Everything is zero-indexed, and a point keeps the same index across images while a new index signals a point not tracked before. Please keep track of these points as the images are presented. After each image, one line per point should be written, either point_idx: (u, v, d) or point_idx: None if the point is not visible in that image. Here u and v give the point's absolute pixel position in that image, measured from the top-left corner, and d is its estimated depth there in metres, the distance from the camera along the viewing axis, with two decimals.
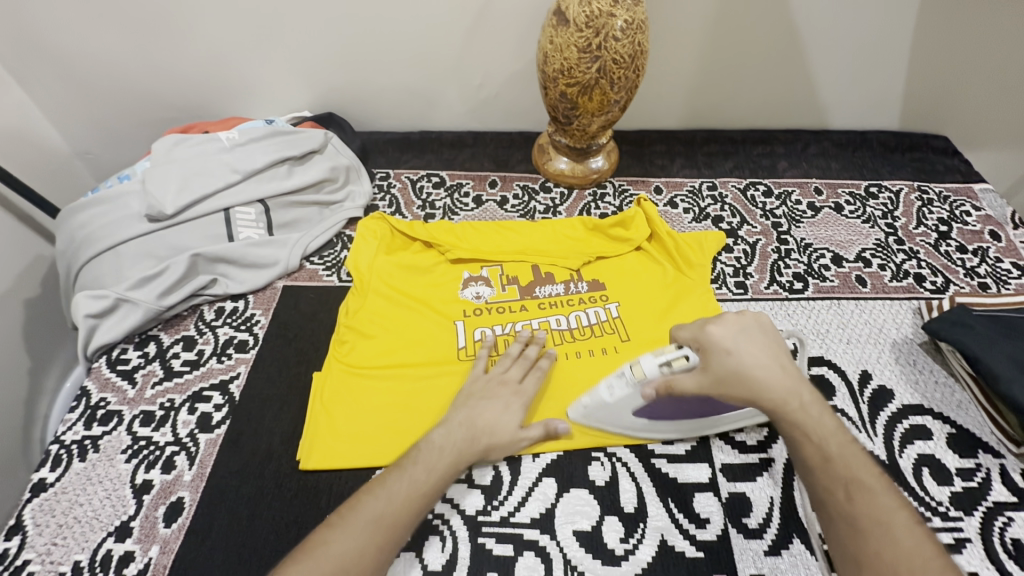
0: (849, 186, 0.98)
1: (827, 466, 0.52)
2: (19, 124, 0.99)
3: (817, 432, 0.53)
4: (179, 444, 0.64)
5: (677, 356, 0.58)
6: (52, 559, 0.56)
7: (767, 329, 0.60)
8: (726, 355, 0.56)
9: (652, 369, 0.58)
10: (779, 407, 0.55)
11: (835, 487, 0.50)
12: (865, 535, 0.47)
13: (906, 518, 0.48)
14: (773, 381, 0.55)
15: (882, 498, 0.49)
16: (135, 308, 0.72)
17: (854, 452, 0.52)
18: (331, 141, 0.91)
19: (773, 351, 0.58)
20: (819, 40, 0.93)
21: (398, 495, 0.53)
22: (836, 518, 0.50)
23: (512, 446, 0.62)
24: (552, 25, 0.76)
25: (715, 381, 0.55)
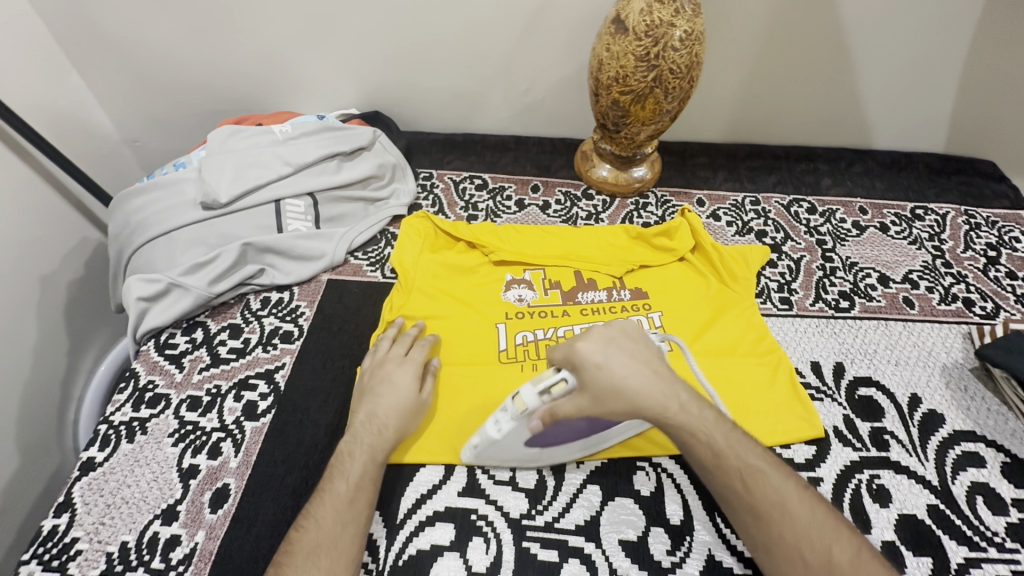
0: (895, 207, 0.97)
1: (719, 462, 0.53)
2: (75, 110, 1.01)
3: (703, 430, 0.54)
4: (225, 430, 0.65)
5: (554, 382, 0.52)
6: (100, 538, 0.57)
7: (634, 333, 0.57)
8: (597, 370, 0.53)
9: (531, 401, 0.52)
10: (660, 414, 0.54)
11: (732, 480, 0.52)
12: (769, 522, 0.50)
13: (795, 488, 0.52)
14: (650, 389, 0.54)
15: (771, 477, 0.52)
16: (186, 293, 0.73)
17: (738, 436, 0.54)
18: (379, 138, 0.92)
19: (643, 360, 0.55)
20: (871, 58, 0.93)
21: (328, 518, 0.52)
22: (742, 511, 0.52)
23: (418, 411, 0.63)
24: (609, 33, 0.76)
25: (592, 399, 0.52)
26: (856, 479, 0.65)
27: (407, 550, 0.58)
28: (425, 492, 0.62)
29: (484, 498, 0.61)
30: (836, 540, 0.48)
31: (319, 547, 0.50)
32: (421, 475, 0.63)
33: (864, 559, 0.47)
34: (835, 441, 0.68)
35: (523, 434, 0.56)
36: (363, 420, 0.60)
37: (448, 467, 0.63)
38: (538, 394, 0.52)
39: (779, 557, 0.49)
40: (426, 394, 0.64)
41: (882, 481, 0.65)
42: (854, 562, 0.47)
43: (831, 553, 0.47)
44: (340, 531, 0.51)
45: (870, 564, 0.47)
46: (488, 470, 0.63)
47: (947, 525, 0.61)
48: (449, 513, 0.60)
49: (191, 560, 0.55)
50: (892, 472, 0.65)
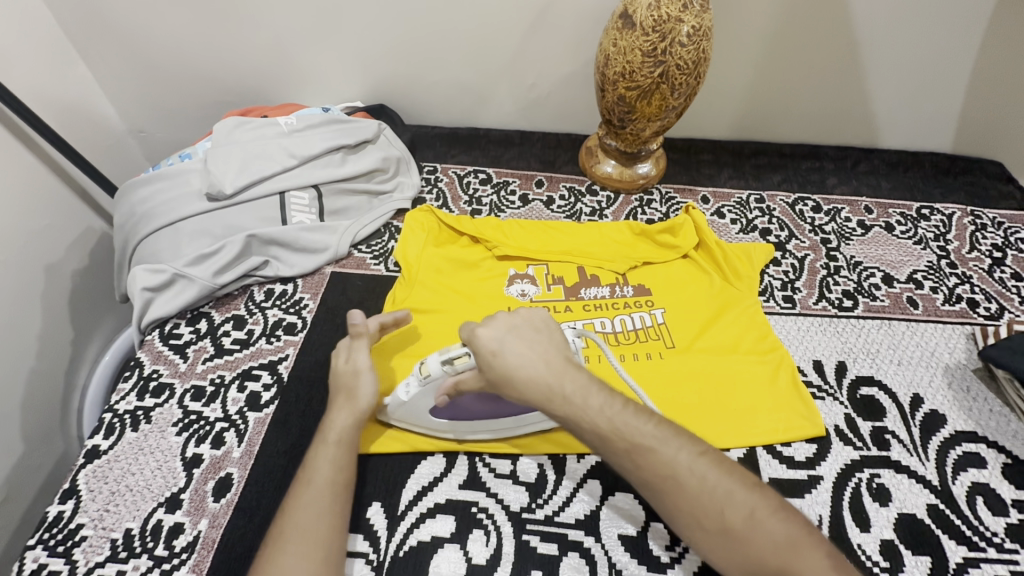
0: (901, 207, 0.96)
1: (606, 445, 0.51)
2: (82, 100, 1.01)
3: (586, 415, 0.51)
4: (228, 421, 0.65)
5: (458, 354, 0.56)
6: (104, 525, 0.57)
7: (541, 326, 0.58)
8: (494, 357, 0.54)
9: (435, 368, 0.56)
10: (546, 407, 0.52)
11: (622, 461, 0.50)
12: (665, 495, 0.49)
13: (688, 455, 0.50)
14: (540, 379, 0.53)
15: (661, 450, 0.49)
16: (191, 284, 0.73)
17: (623, 411, 0.52)
18: (385, 131, 0.92)
19: (541, 346, 0.55)
20: (879, 56, 0.92)
21: (310, 504, 0.51)
22: (640, 487, 0.50)
23: (363, 382, 0.61)
24: (617, 28, 0.76)
25: (492, 382, 0.54)
26: (857, 477, 0.65)
27: (408, 541, 0.58)
28: (426, 484, 0.62)
29: (485, 491, 0.62)
30: (729, 502, 0.47)
31: (300, 533, 0.50)
32: (422, 467, 0.63)
33: (759, 516, 0.46)
34: (836, 440, 0.68)
35: (429, 400, 0.60)
36: (337, 402, 0.60)
37: (449, 460, 0.64)
38: (441, 364, 0.56)
39: (681, 524, 0.48)
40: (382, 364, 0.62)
41: (882, 480, 0.65)
42: (748, 521, 0.46)
43: (724, 516, 0.47)
44: (320, 519, 0.51)
45: (767, 523, 0.46)
46: (489, 463, 0.64)
47: (946, 525, 0.61)
48: (449, 505, 0.61)
49: (194, 548, 0.56)
50: (892, 471, 0.65)
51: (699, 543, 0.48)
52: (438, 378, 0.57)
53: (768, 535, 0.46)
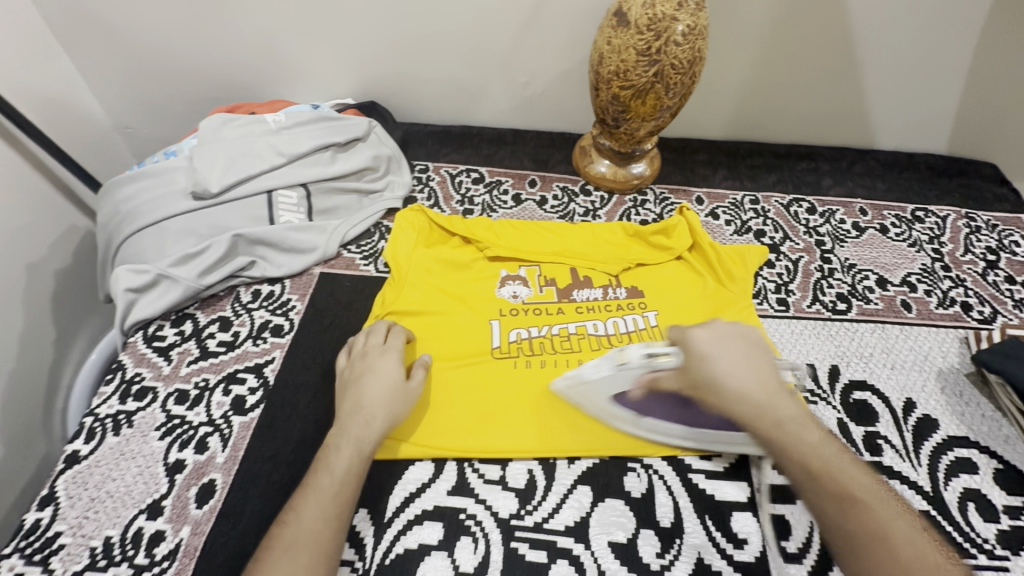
0: (895, 209, 0.96)
1: (813, 481, 0.48)
2: (66, 95, 0.99)
3: (797, 445, 0.51)
4: (212, 425, 0.64)
5: (663, 351, 0.61)
6: (83, 533, 0.56)
7: (754, 346, 0.59)
8: (704, 360, 0.57)
9: (636, 358, 0.61)
10: (752, 421, 0.53)
11: (824, 504, 0.47)
12: (868, 555, 0.44)
13: (904, 523, 0.45)
14: (750, 391, 0.54)
15: (878, 508, 0.46)
16: (175, 285, 0.72)
17: (840, 456, 0.50)
18: (375, 129, 0.90)
19: (757, 364, 0.56)
20: (876, 58, 0.91)
21: (310, 511, 0.51)
22: (836, 540, 0.46)
23: (406, 399, 0.62)
24: (611, 26, 0.74)
25: (693, 382, 0.57)
26: None
27: (394, 549, 0.57)
28: (414, 491, 0.61)
29: (473, 497, 0.61)
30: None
31: (298, 542, 0.49)
32: (410, 472, 0.62)
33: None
34: None
35: (620, 388, 0.63)
36: (364, 409, 0.59)
37: (438, 465, 0.63)
38: (644, 356, 0.61)
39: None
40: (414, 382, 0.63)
41: None
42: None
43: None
44: (322, 527, 0.51)
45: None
46: (478, 469, 0.63)
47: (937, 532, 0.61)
48: (437, 512, 0.60)
49: (175, 556, 0.55)
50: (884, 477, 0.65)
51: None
52: (636, 368, 0.61)
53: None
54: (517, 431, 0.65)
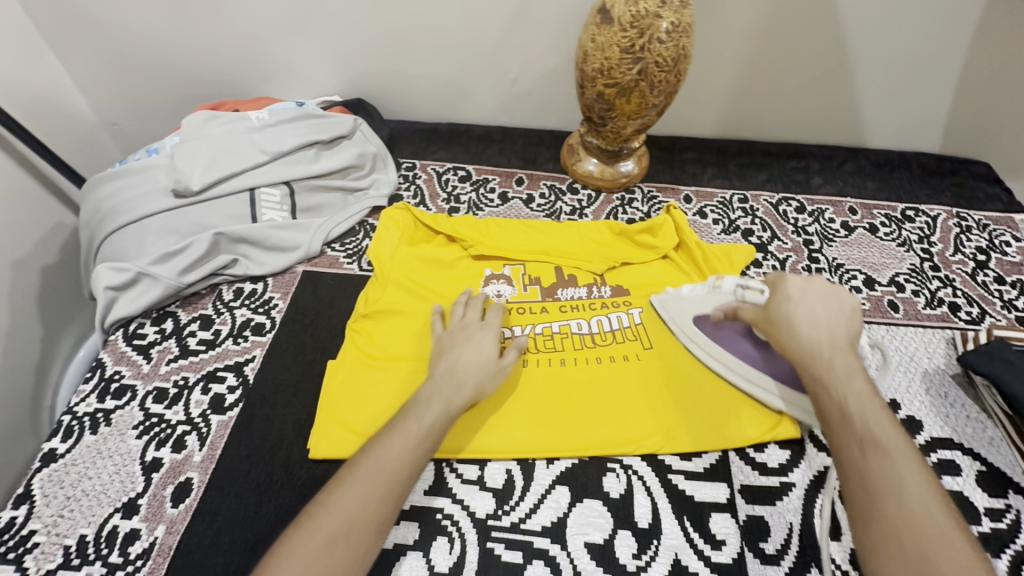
0: (885, 208, 0.95)
1: (844, 422, 0.51)
2: (51, 91, 0.98)
3: (841, 391, 0.53)
4: (190, 424, 0.64)
5: (754, 287, 0.68)
6: (58, 531, 0.56)
7: (849, 308, 0.60)
8: (787, 302, 0.61)
9: (729, 284, 0.70)
10: (808, 361, 0.56)
11: (850, 445, 0.50)
12: (875, 498, 0.46)
13: (925, 485, 0.46)
14: (819, 336, 0.57)
15: (897, 461, 0.47)
16: (156, 283, 0.72)
17: (879, 412, 0.51)
18: (360, 126, 0.90)
19: (834, 318, 0.59)
20: (867, 55, 0.90)
21: (394, 449, 0.51)
22: (847, 477, 0.49)
23: (497, 374, 0.62)
24: (595, 23, 0.74)
25: (768, 319, 0.62)
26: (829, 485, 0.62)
27: None
28: None
29: (451, 497, 0.61)
30: (946, 548, 0.42)
31: (378, 474, 0.50)
32: None
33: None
34: (810, 445, 0.65)
35: (707, 310, 0.71)
36: (464, 374, 0.60)
37: None
38: (737, 285, 0.69)
39: (872, 535, 0.45)
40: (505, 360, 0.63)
41: None
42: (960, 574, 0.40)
43: (933, 555, 0.42)
44: (401, 465, 0.51)
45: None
46: (457, 469, 0.63)
47: None
48: (413, 512, 0.60)
49: (149, 555, 0.55)
50: None
51: (881, 564, 0.44)
52: (726, 294, 0.71)
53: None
54: (497, 431, 0.64)
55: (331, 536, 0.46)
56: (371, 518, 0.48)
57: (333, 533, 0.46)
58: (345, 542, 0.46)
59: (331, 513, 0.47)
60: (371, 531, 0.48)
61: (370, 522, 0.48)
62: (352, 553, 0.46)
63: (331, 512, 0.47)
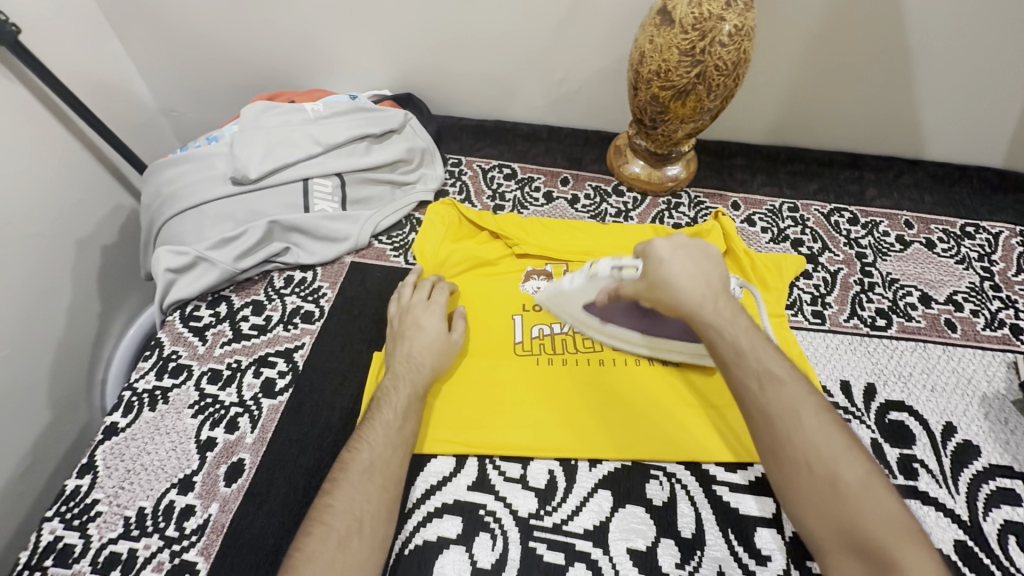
0: (944, 223, 0.92)
1: (739, 360, 0.52)
2: (116, 77, 1.02)
3: (730, 331, 0.54)
4: (243, 406, 0.65)
5: (629, 264, 0.63)
6: (119, 502, 0.58)
7: (711, 254, 0.61)
8: (659, 264, 0.59)
9: (605, 271, 0.64)
10: (696, 310, 0.55)
11: (749, 379, 0.51)
12: (775, 426, 0.48)
13: (816, 406, 0.49)
14: (694, 290, 0.56)
15: (791, 388, 0.49)
16: (212, 267, 0.74)
17: (764, 344, 0.53)
18: (410, 121, 0.91)
19: (705, 269, 0.58)
20: (933, 65, 0.87)
21: (380, 440, 0.55)
22: (754, 413, 0.50)
23: (450, 350, 0.66)
24: (654, 24, 0.73)
25: (649, 285, 0.60)
26: None
27: (413, 540, 0.58)
28: (434, 484, 0.62)
29: (493, 493, 0.61)
30: (847, 463, 0.46)
31: (372, 466, 0.53)
32: (432, 465, 0.63)
33: (874, 485, 0.45)
34: None
35: (589, 296, 0.68)
36: (417, 352, 0.64)
37: (459, 460, 0.63)
38: (613, 267, 0.64)
39: (781, 460, 0.48)
40: (455, 334, 0.67)
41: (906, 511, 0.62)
42: (861, 486, 0.45)
43: (838, 470, 0.46)
44: (389, 453, 0.55)
45: (880, 494, 0.44)
46: (500, 466, 0.63)
47: (971, 561, 0.59)
48: (457, 506, 0.60)
49: (204, 531, 0.57)
50: (918, 502, 0.63)
51: (798, 487, 0.47)
52: (604, 280, 0.65)
53: (879, 507, 0.44)
54: (543, 430, 0.65)
55: (343, 535, 0.49)
56: (378, 507, 0.52)
57: (345, 530, 0.49)
58: (358, 535, 0.50)
59: (339, 513, 0.50)
60: (383, 519, 0.52)
61: (378, 512, 0.52)
62: (369, 542, 0.50)
63: (336, 514, 0.50)
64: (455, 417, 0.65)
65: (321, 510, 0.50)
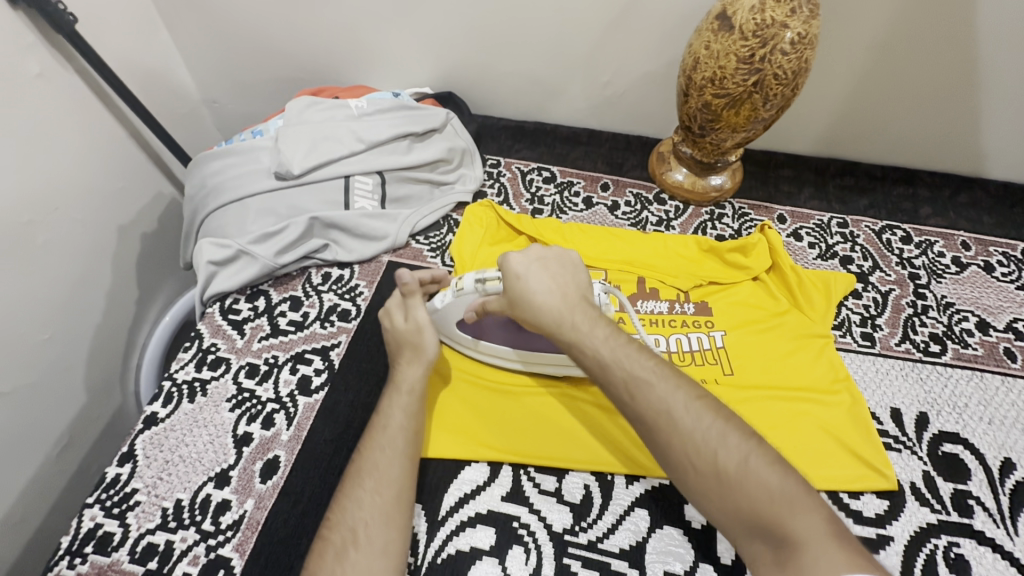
0: (1004, 246, 0.87)
1: (604, 372, 0.51)
2: (163, 68, 1.03)
3: (592, 343, 0.53)
4: (279, 402, 0.65)
5: (491, 276, 0.60)
6: (157, 493, 0.59)
7: (568, 263, 0.59)
8: (517, 281, 0.57)
9: (468, 284, 0.61)
10: (556, 329, 0.55)
11: (619, 392, 0.50)
12: (655, 433, 0.48)
13: (684, 395, 0.48)
14: (552, 305, 0.55)
15: (657, 385, 0.49)
16: (253, 262, 0.74)
17: (627, 346, 0.52)
18: (451, 121, 0.90)
19: (563, 280, 0.57)
20: (1001, 80, 0.82)
21: (370, 448, 0.54)
22: (633, 423, 0.50)
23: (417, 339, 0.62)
24: (711, 29, 0.70)
25: (511, 304, 0.58)
26: (932, 544, 0.60)
27: (446, 549, 0.57)
28: (468, 492, 0.61)
29: (528, 506, 0.60)
30: (724, 445, 0.45)
31: (362, 473, 0.52)
32: (465, 473, 0.62)
33: (754, 463, 0.44)
34: (911, 498, 0.63)
35: (459, 314, 0.64)
36: (401, 355, 0.62)
37: (493, 468, 0.62)
38: (473, 280, 0.61)
39: (672, 469, 0.47)
40: (414, 318, 0.63)
41: (961, 550, 0.59)
42: (741, 467, 0.44)
43: (717, 459, 0.44)
44: (380, 456, 0.53)
45: (759, 471, 0.43)
46: (534, 477, 0.62)
47: None
48: (491, 516, 0.59)
49: (239, 527, 0.57)
50: (974, 542, 0.60)
51: (690, 486, 0.46)
52: (471, 294, 0.62)
53: (763, 485, 0.43)
54: (552, 439, 0.64)
55: (340, 547, 0.48)
56: (372, 516, 0.50)
57: (341, 543, 0.48)
58: (353, 546, 0.48)
59: (335, 526, 0.49)
60: (383, 527, 0.50)
61: (374, 519, 0.50)
62: (368, 552, 0.48)
63: (335, 527, 0.49)
64: (465, 421, 0.65)
65: (322, 525, 0.50)
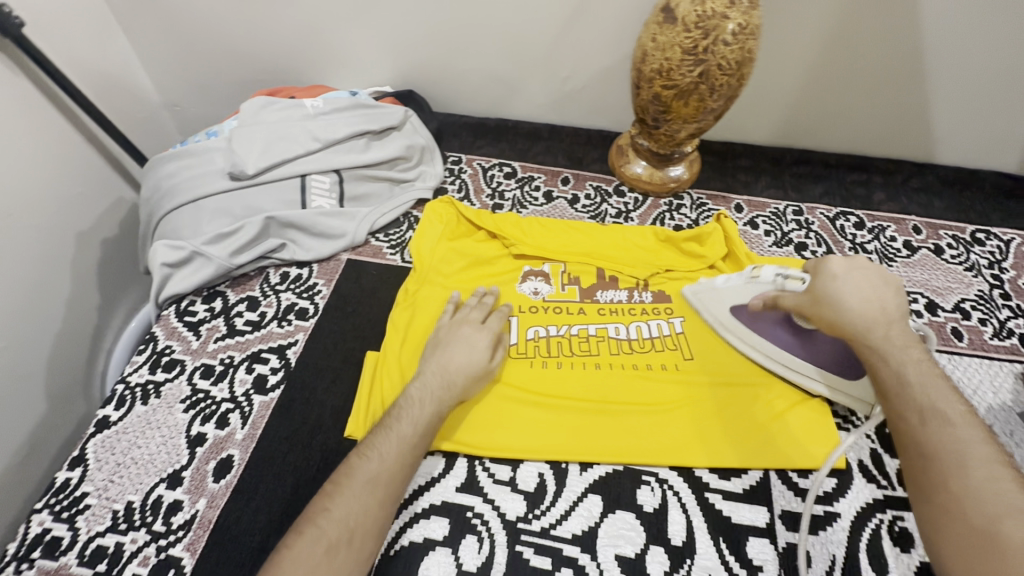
0: (953, 229, 0.89)
1: (902, 391, 0.49)
2: (121, 72, 1.02)
3: (899, 360, 0.51)
4: (234, 402, 0.65)
5: (795, 275, 0.67)
6: (108, 495, 0.59)
7: (892, 285, 0.58)
8: (832, 280, 0.59)
9: (768, 275, 0.69)
10: (860, 335, 0.54)
11: (908, 413, 0.48)
12: (929, 460, 0.45)
13: (988, 454, 0.43)
14: (865, 313, 0.55)
15: (962, 429, 0.45)
16: (208, 263, 0.74)
17: (942, 386, 0.48)
18: (410, 118, 0.91)
19: (881, 295, 0.57)
20: (946, 67, 0.84)
21: (391, 453, 0.52)
22: (908, 445, 0.47)
23: (484, 378, 0.63)
24: (657, 22, 0.71)
25: (812, 301, 0.60)
26: (877, 518, 0.59)
27: (399, 541, 0.57)
28: (423, 484, 0.61)
29: (482, 496, 0.61)
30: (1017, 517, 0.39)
31: (377, 478, 0.51)
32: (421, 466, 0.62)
33: None
34: (858, 475, 0.62)
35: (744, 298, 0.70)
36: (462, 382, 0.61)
37: (449, 460, 0.63)
38: (777, 273, 0.68)
39: (929, 505, 0.43)
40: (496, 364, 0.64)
41: (905, 523, 0.59)
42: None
43: (999, 525, 0.39)
44: (397, 465, 0.52)
45: None
46: (489, 468, 0.62)
47: None
48: (444, 507, 0.60)
49: (190, 526, 0.57)
50: None
51: (947, 530, 0.41)
52: (766, 284, 0.69)
53: None
54: (536, 432, 0.64)
55: (331, 545, 0.46)
56: (373, 521, 0.49)
57: (335, 539, 0.46)
58: (347, 546, 0.47)
59: (333, 521, 0.47)
60: (375, 533, 0.49)
61: (372, 527, 0.49)
62: (358, 556, 0.47)
63: (329, 519, 0.47)
64: None
65: (316, 513, 0.48)
